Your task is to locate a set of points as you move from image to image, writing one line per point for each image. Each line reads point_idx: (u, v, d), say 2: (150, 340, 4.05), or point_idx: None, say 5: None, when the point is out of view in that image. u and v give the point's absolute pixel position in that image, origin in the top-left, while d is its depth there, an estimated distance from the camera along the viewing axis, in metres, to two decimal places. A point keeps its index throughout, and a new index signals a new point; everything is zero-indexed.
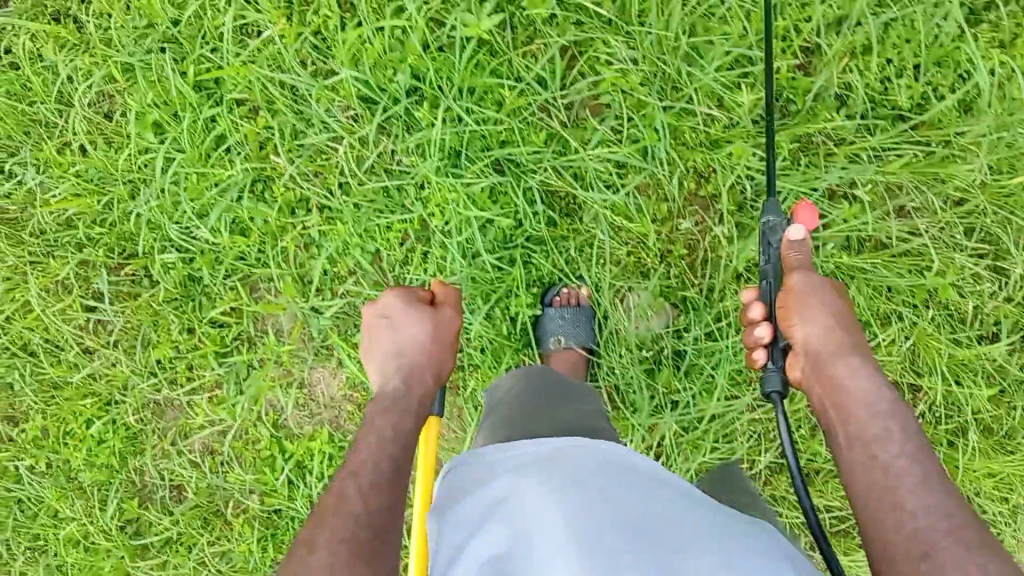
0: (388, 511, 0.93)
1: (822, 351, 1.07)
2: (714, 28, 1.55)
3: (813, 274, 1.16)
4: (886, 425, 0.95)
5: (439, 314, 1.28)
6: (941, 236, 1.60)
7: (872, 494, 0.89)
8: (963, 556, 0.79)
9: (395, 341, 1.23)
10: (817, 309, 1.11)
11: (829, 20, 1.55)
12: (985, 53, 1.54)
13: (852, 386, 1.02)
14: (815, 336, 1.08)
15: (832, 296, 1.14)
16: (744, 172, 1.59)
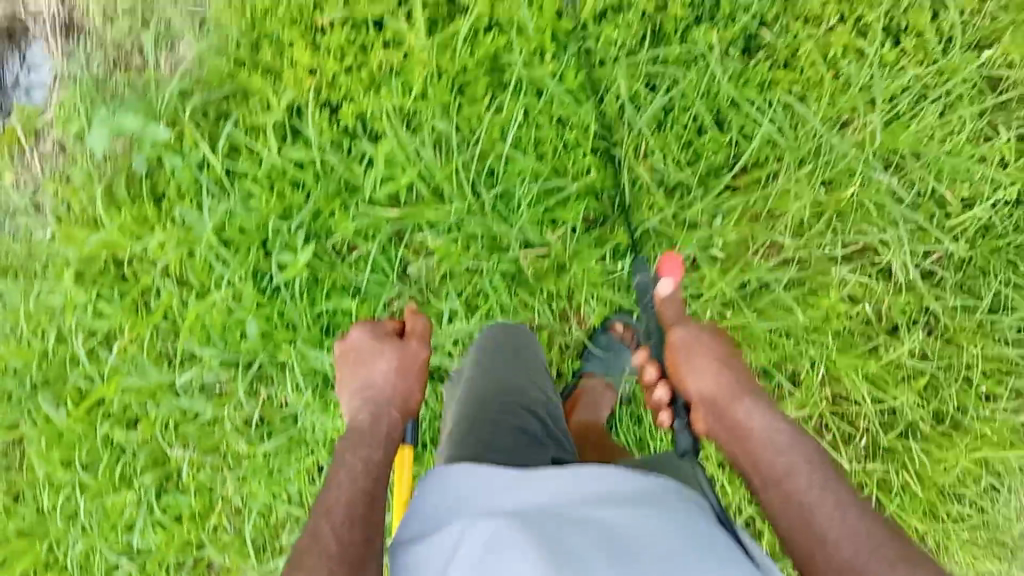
0: (363, 546, 0.94)
1: (715, 401, 1.14)
2: (510, 170, 1.54)
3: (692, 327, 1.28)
4: (791, 460, 1.00)
5: (403, 345, 1.27)
6: (808, 262, 1.56)
7: (793, 524, 0.94)
8: (923, 562, 0.87)
9: (363, 373, 1.21)
10: (704, 364, 1.19)
11: (610, 115, 1.53)
12: (771, 83, 1.50)
13: (753, 428, 1.07)
14: (706, 386, 1.16)
15: (716, 342, 1.25)
16: (592, 287, 1.61)
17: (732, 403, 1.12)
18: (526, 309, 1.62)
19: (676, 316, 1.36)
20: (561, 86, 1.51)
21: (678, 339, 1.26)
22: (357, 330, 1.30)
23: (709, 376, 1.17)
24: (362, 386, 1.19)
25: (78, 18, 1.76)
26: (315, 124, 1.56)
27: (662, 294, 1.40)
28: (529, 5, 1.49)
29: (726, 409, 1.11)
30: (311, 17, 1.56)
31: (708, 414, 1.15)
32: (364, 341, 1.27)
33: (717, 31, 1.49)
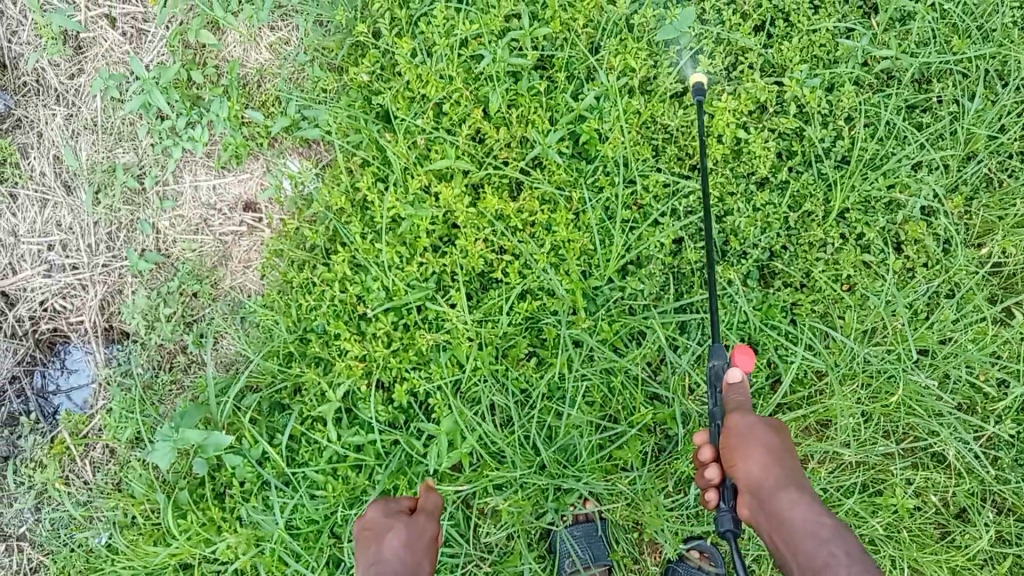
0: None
1: (763, 491, 1.16)
2: (565, 422, 1.60)
3: (751, 414, 1.21)
4: (833, 551, 1.08)
5: (424, 525, 1.35)
6: (869, 465, 1.59)
7: None
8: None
9: (383, 554, 1.27)
10: (752, 452, 1.18)
11: (652, 355, 1.62)
12: (794, 301, 1.61)
13: (794, 518, 1.13)
14: (755, 474, 1.17)
15: (771, 433, 1.21)
16: (667, 523, 1.58)
17: (776, 498, 1.14)
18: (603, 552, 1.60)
19: (742, 402, 1.24)
20: (598, 336, 1.61)
21: (739, 427, 1.19)
22: (371, 507, 1.38)
23: (760, 467, 1.17)
24: (376, 563, 1.26)
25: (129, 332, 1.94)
26: (373, 407, 1.63)
27: (732, 380, 1.27)
28: (556, 272, 1.63)
29: (770, 497, 1.15)
30: (356, 310, 1.68)
31: (755, 503, 1.17)
32: (380, 518, 1.35)
33: (733, 268, 1.62)
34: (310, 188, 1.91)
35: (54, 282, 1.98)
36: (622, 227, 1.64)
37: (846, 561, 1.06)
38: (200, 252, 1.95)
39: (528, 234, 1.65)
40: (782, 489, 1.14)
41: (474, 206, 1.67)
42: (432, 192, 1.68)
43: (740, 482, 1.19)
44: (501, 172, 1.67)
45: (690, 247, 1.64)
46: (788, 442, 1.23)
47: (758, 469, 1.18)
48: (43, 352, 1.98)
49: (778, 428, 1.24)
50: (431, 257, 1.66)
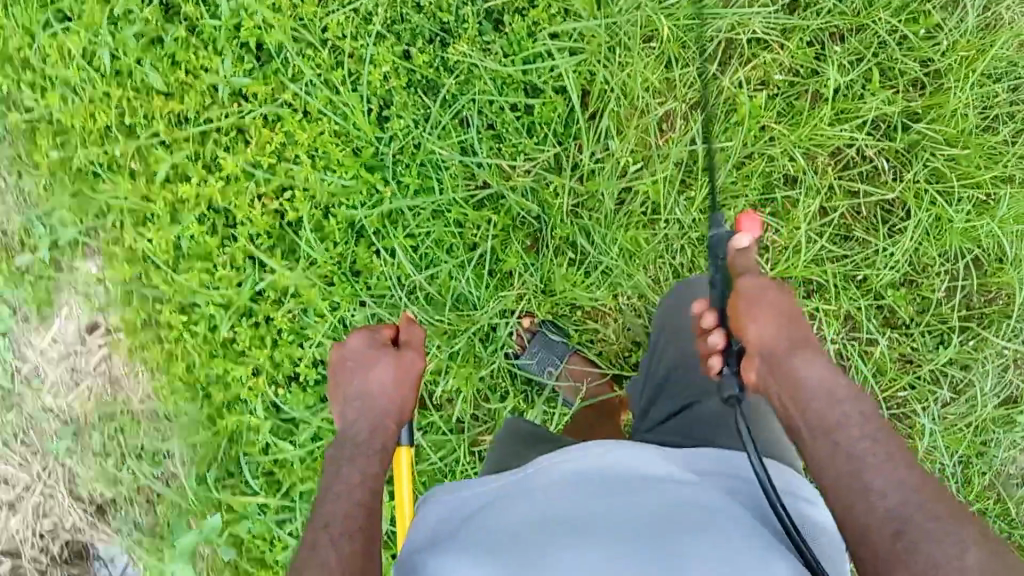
0: (365, 556, 0.95)
1: (774, 355, 0.94)
2: (443, 280, 1.57)
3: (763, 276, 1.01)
4: (847, 409, 0.88)
5: (407, 357, 1.20)
6: (706, 98, 1.56)
7: (837, 473, 0.84)
8: (950, 538, 0.76)
9: (366, 385, 1.16)
10: (767, 314, 0.97)
11: (461, 166, 1.55)
12: (534, 22, 1.53)
13: (809, 379, 0.91)
14: (770, 335, 0.95)
15: (786, 296, 1.01)
16: (584, 279, 1.59)
17: (792, 362, 0.92)
18: (557, 345, 1.62)
19: (750, 270, 1.05)
20: (408, 191, 1.55)
21: (747, 284, 1.00)
22: (353, 337, 1.21)
23: (775, 327, 0.95)
24: (361, 393, 1.16)
25: (101, 503, 1.82)
26: (295, 399, 1.61)
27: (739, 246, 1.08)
28: (331, 171, 1.56)
29: (786, 360, 0.93)
30: (215, 339, 1.62)
31: (766, 371, 0.94)
32: (362, 353, 1.19)
33: (463, 37, 1.54)
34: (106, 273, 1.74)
35: (24, 513, 1.88)
36: (347, 86, 1.55)
37: (857, 418, 0.88)
38: (94, 395, 1.81)
39: (287, 160, 1.57)
40: (800, 348, 0.92)
41: (223, 177, 1.59)
42: (183, 200, 1.60)
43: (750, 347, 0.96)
44: (216, 128, 1.59)
45: (416, 52, 1.54)
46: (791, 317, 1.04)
47: (772, 330, 0.96)
48: (76, 566, 1.86)
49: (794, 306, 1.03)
50: (229, 248, 1.59)
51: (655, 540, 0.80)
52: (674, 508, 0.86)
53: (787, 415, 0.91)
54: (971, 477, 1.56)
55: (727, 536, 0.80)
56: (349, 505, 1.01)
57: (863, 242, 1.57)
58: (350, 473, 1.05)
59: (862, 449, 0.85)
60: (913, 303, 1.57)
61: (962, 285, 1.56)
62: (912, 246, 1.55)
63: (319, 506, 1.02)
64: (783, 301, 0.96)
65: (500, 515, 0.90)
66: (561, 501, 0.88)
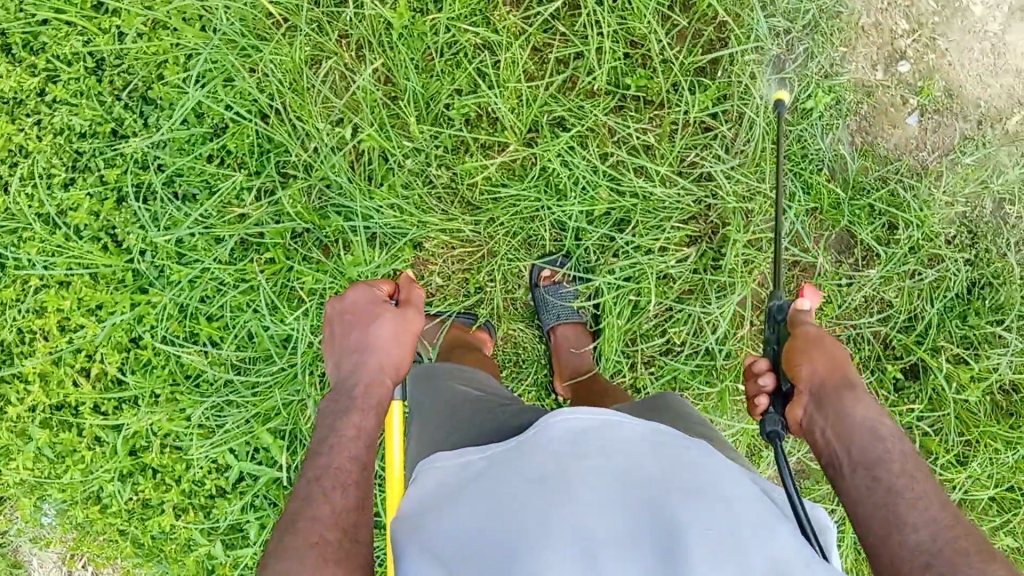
0: (357, 513, 0.92)
1: (825, 388, 0.96)
2: (263, 334, 1.61)
3: (822, 330, 1.02)
4: (890, 444, 0.90)
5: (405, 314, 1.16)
6: (364, 37, 1.58)
7: (875, 513, 0.84)
8: (978, 573, 0.75)
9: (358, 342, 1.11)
10: (824, 357, 0.98)
11: (206, 233, 1.58)
12: (178, 76, 1.57)
13: (857, 414, 0.92)
14: (823, 374, 0.96)
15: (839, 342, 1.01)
16: (376, 251, 1.61)
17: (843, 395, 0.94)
18: None
19: (807, 325, 1.04)
20: (179, 285, 1.59)
21: (805, 336, 1.02)
22: (354, 291, 1.19)
23: (828, 367, 0.97)
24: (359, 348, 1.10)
25: None
26: (222, 509, 1.67)
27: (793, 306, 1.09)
28: (113, 312, 1.61)
29: (836, 398, 0.94)
30: (130, 507, 1.68)
31: (814, 405, 0.96)
32: (363, 306, 1.16)
33: (133, 132, 1.58)
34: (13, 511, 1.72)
35: None
36: (76, 236, 1.59)
37: (894, 451, 0.89)
38: None
39: (76, 329, 1.62)
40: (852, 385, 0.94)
41: (40, 377, 1.65)
42: (19, 418, 1.66)
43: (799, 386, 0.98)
44: (4, 344, 1.63)
45: (106, 170, 1.58)
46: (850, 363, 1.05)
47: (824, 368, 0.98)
48: None
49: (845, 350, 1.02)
50: (86, 430, 1.65)
51: (660, 507, 0.82)
52: (682, 481, 0.86)
53: (829, 442, 0.93)
54: (810, 181, 1.54)
55: (716, 498, 0.84)
56: (346, 457, 0.97)
57: (576, 54, 1.58)
58: (351, 419, 1.03)
59: (897, 481, 0.85)
60: (656, 76, 1.57)
61: (674, 32, 1.57)
62: (614, 30, 1.56)
63: (314, 456, 0.97)
64: (844, 351, 0.97)
65: (497, 488, 0.89)
66: (570, 459, 0.89)
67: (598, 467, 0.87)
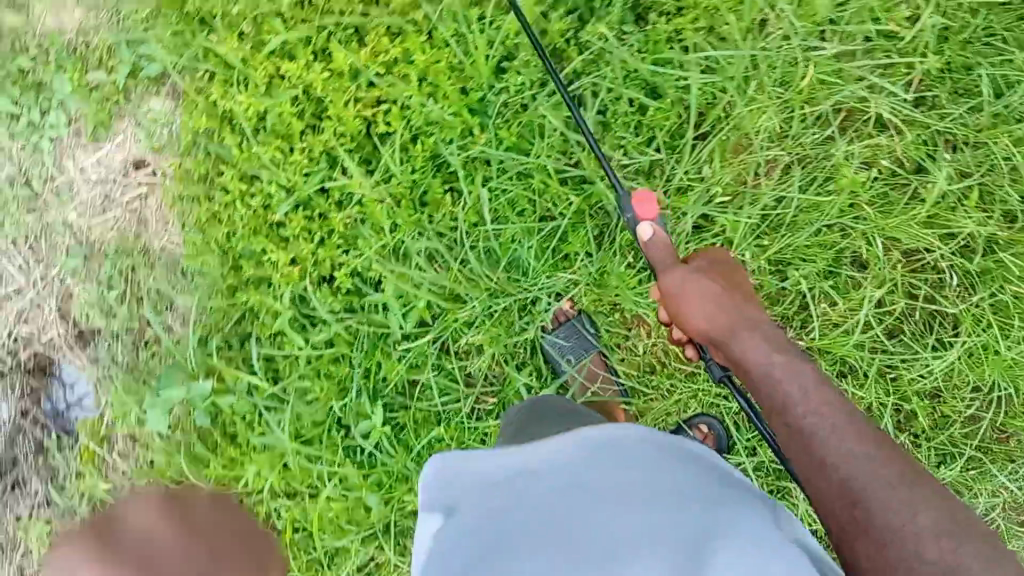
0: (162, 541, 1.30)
1: (720, 339, 1.16)
2: (508, 241, 1.59)
3: (679, 271, 1.23)
4: (786, 388, 1.04)
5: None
6: (809, 158, 1.55)
7: (799, 455, 0.97)
8: (900, 505, 0.86)
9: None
10: (694, 306, 1.19)
11: (558, 142, 1.57)
12: (678, 28, 1.53)
13: (749, 359, 1.11)
14: (704, 324, 1.18)
15: (709, 284, 1.21)
16: (635, 288, 1.59)
17: (727, 342, 1.15)
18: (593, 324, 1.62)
19: (670, 260, 1.26)
20: (502, 145, 1.57)
21: (671, 286, 1.22)
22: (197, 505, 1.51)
23: (704, 319, 1.18)
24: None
25: (82, 327, 1.99)
26: (324, 301, 1.62)
27: (646, 240, 1.27)
28: (435, 100, 1.57)
29: (725, 345, 1.15)
30: (268, 219, 1.63)
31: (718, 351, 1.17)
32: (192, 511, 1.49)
33: (604, 21, 1.54)
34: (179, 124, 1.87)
35: (8, 313, 2.03)
36: (480, 26, 1.55)
37: (798, 394, 1.02)
38: (118, 228, 1.96)
39: (394, 74, 1.57)
40: (733, 334, 1.14)
41: (329, 69, 1.58)
42: (283, 75, 1.59)
43: (696, 332, 1.20)
44: (338, 22, 1.58)
45: (554, 18, 1.55)
46: (728, 269, 1.28)
47: (704, 318, 1.18)
48: (37, 378, 2.02)
49: (718, 275, 1.25)
50: (311, 138, 1.59)
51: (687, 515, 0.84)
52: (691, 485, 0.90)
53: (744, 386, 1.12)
54: None
55: (733, 509, 0.88)
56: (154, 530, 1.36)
57: (905, 347, 1.57)
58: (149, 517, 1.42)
59: (809, 426, 0.97)
60: (935, 419, 1.58)
61: (982, 417, 1.57)
62: (954, 365, 1.56)
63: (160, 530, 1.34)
64: (709, 297, 1.19)
65: (515, 498, 0.91)
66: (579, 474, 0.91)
67: (619, 482, 0.89)
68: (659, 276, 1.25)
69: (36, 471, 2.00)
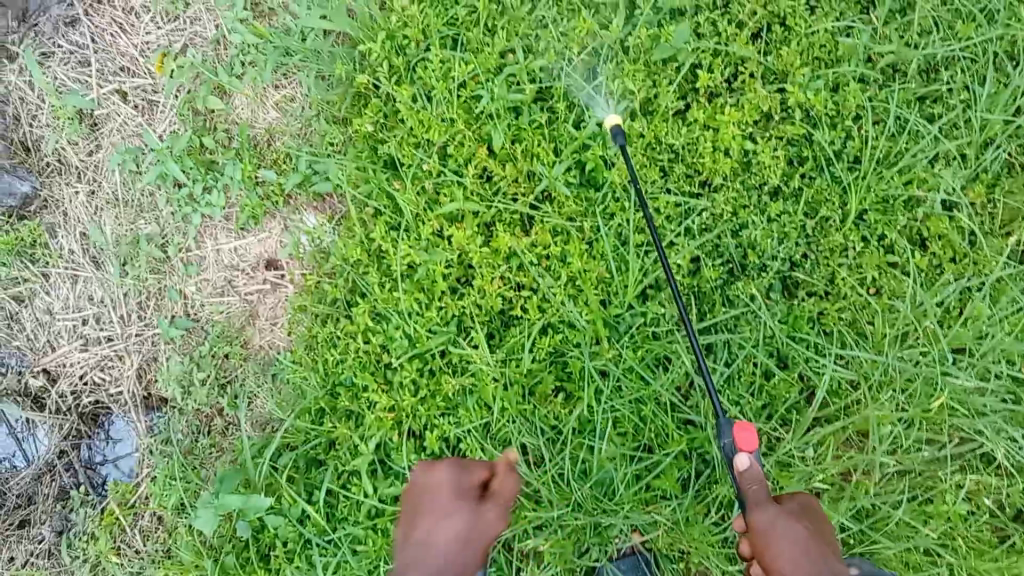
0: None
1: None
2: (602, 460, 1.58)
3: (770, 511, 1.23)
4: None
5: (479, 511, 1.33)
6: (916, 473, 1.55)
7: None
8: None
9: (431, 500, 1.32)
10: (782, 548, 1.19)
11: (678, 379, 1.59)
12: (821, 313, 1.58)
13: None
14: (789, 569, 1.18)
15: (795, 527, 1.23)
16: (713, 547, 1.53)
17: None
18: (659, 565, 1.57)
19: (761, 498, 1.25)
20: (624, 365, 1.59)
21: (760, 527, 1.22)
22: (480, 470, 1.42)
23: (790, 564, 1.18)
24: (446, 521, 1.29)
25: (152, 392, 2.00)
26: (405, 457, 1.62)
27: (742, 470, 1.25)
28: (575, 305, 1.62)
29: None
30: (382, 360, 1.67)
31: None
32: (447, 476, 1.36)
33: (754, 282, 1.60)
34: (329, 242, 1.93)
35: (91, 355, 2.02)
36: (638, 252, 1.62)
37: None
38: (229, 314, 1.98)
39: (544, 268, 1.64)
40: None
41: (486, 245, 1.67)
42: (445, 236, 1.68)
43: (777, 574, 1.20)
44: (510, 207, 1.67)
45: (708, 264, 1.61)
46: (813, 518, 1.30)
47: (791, 561, 1.19)
48: (88, 425, 2.02)
49: (802, 519, 1.27)
50: (449, 301, 1.65)
51: None
52: None
53: None
54: None
55: None
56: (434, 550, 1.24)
57: None
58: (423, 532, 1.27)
59: None
60: None
61: None
62: None
63: None
64: (796, 544, 1.19)
65: None
66: None
67: None
68: (748, 512, 1.25)
69: (50, 516, 1.96)
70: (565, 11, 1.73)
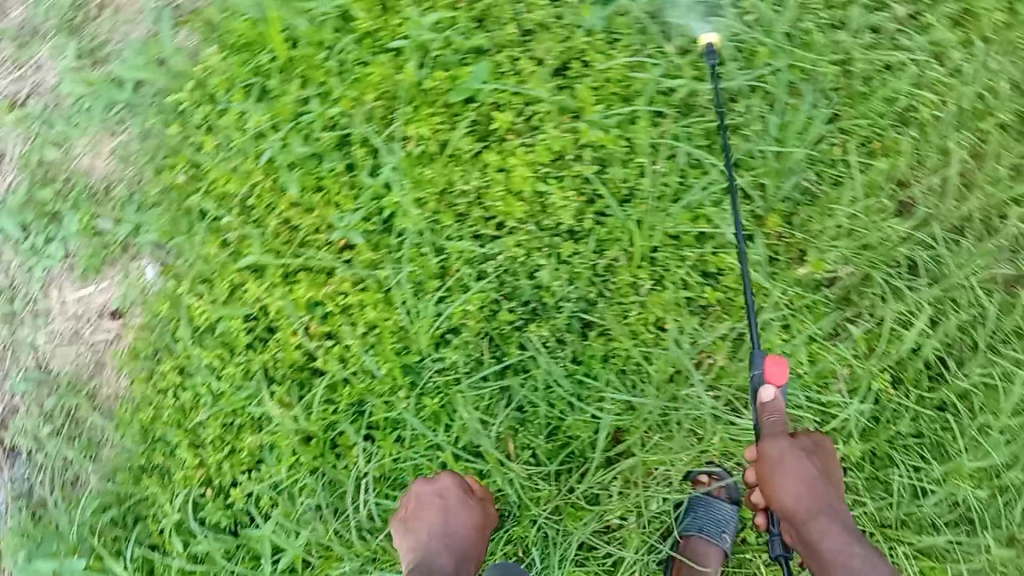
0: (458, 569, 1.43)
1: (798, 521, 1.26)
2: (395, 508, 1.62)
3: (783, 441, 1.29)
4: None
5: (485, 508, 1.52)
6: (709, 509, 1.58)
7: None
8: None
9: (443, 522, 1.46)
10: (786, 479, 1.27)
11: (474, 425, 1.60)
12: (602, 358, 1.61)
13: (823, 546, 1.24)
14: (789, 503, 1.26)
15: (804, 462, 1.30)
16: None
17: (809, 523, 1.25)
18: None
19: (776, 430, 1.29)
20: (422, 412, 1.61)
21: (772, 454, 1.29)
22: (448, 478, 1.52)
23: (792, 496, 1.26)
24: (444, 535, 1.44)
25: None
26: (211, 511, 1.64)
27: (765, 401, 1.30)
28: (372, 355, 1.63)
29: (805, 527, 1.26)
30: (189, 414, 1.67)
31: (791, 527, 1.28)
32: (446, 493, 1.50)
33: (548, 323, 1.61)
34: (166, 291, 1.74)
35: None
36: (433, 299, 1.63)
37: None
38: (78, 365, 1.76)
39: (345, 317, 1.64)
40: (815, 521, 1.25)
41: (286, 297, 1.65)
42: (243, 291, 1.67)
43: (777, 504, 1.28)
44: (314, 258, 1.65)
45: (505, 307, 1.62)
46: (823, 456, 1.36)
47: (791, 496, 1.27)
48: None
49: (813, 455, 1.33)
50: (252, 354, 1.66)
51: None
52: None
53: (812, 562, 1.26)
54: None
55: None
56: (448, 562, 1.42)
57: None
58: (442, 539, 1.44)
59: None
60: None
61: None
62: None
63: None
64: (800, 478, 1.27)
65: None
66: None
67: None
68: (760, 438, 1.31)
69: None
70: (366, 52, 1.67)
